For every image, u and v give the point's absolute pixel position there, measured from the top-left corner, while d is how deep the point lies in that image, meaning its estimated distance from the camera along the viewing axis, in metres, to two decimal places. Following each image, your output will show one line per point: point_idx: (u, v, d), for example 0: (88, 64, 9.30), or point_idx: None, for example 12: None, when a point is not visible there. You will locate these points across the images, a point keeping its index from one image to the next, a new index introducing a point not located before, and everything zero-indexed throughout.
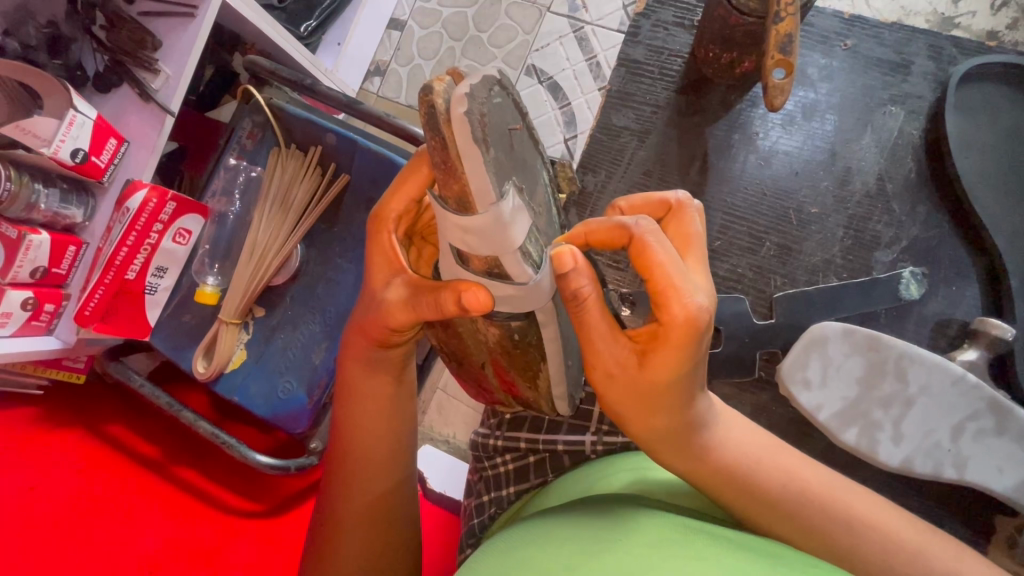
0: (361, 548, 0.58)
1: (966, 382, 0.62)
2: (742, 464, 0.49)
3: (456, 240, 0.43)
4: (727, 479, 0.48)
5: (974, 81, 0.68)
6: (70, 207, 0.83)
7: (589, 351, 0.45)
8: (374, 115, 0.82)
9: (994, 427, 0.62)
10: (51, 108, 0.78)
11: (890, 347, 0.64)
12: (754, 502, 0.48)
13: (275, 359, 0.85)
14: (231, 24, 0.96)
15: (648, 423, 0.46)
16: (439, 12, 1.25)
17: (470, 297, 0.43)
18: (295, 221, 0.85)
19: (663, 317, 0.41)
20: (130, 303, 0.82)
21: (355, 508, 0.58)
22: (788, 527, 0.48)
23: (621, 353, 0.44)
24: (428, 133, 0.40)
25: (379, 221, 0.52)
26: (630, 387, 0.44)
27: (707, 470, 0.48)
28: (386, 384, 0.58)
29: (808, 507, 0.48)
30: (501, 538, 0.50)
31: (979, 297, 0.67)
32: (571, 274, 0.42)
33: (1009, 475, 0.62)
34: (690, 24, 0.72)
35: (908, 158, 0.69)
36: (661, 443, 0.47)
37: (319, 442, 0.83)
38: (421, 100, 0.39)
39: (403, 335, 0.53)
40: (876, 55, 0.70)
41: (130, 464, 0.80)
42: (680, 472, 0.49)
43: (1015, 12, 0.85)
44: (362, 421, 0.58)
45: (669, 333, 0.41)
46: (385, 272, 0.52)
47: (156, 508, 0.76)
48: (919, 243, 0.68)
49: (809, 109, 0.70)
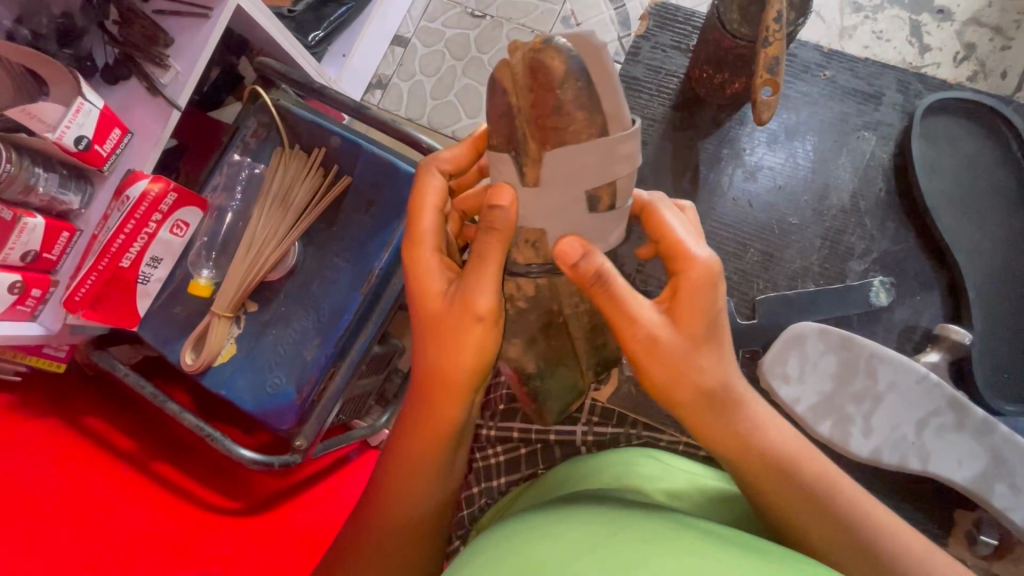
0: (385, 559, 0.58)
1: (929, 381, 0.66)
2: (785, 449, 0.50)
3: (582, 179, 0.46)
4: (772, 460, 0.49)
5: (937, 113, 0.74)
6: (68, 193, 0.83)
7: (625, 327, 0.46)
8: (379, 120, 0.85)
9: (954, 423, 0.66)
10: (57, 95, 0.79)
11: (862, 346, 0.68)
12: (791, 485, 0.49)
13: (264, 354, 0.86)
14: (242, 29, 0.99)
15: (690, 395, 0.47)
16: (442, 32, 1.30)
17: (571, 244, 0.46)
18: (293, 220, 0.86)
19: (679, 270, 0.47)
20: (122, 292, 0.82)
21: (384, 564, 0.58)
22: (817, 512, 0.49)
23: (650, 314, 0.46)
24: (560, 81, 0.44)
25: (414, 242, 0.53)
26: (663, 351, 0.46)
27: (749, 447, 0.49)
28: (452, 410, 0.53)
29: (824, 494, 0.49)
30: (497, 529, 0.51)
31: (942, 308, 0.71)
32: (583, 260, 0.45)
33: (967, 467, 0.65)
34: (686, 48, 0.77)
35: (879, 179, 0.74)
36: (704, 418, 0.48)
37: (302, 440, 0.82)
38: (558, 53, 0.43)
39: (497, 323, 0.49)
40: (851, 85, 0.76)
41: (107, 455, 0.78)
42: (721, 449, 0.49)
43: (974, 66, 1.04)
44: (408, 478, 0.56)
45: (687, 283, 0.46)
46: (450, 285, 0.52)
47: (130, 500, 0.74)
48: (888, 255, 0.73)
49: (791, 130, 0.76)
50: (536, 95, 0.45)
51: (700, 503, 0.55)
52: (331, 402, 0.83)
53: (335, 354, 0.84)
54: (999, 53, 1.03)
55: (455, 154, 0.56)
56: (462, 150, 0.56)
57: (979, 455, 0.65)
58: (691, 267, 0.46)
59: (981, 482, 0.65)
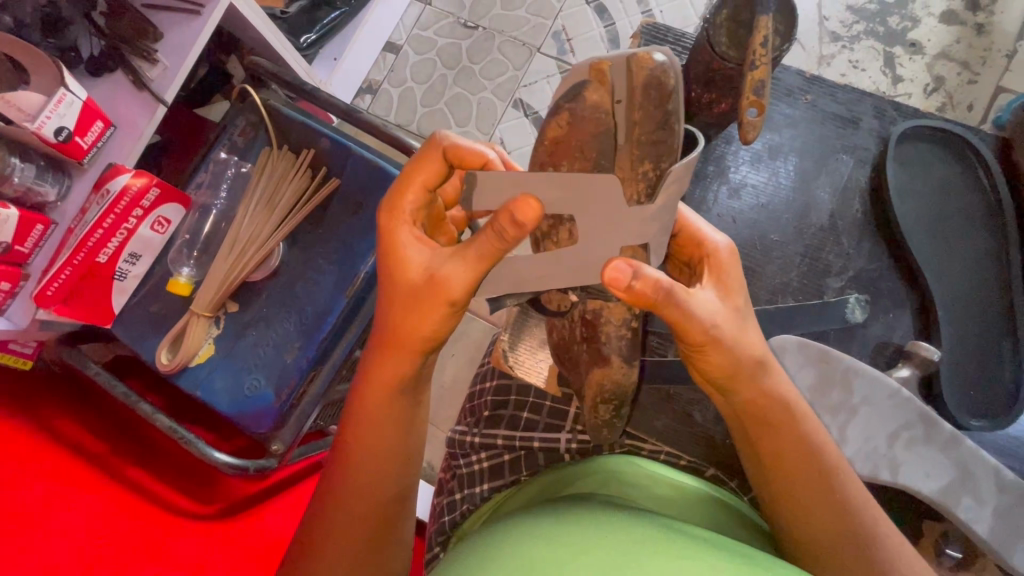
0: (343, 546, 0.54)
1: (901, 396, 0.69)
2: (812, 422, 0.54)
3: (680, 191, 0.49)
4: (800, 431, 0.53)
5: (909, 139, 0.78)
6: (44, 184, 0.80)
7: (688, 324, 0.48)
8: (370, 123, 0.85)
9: (924, 436, 0.68)
10: (38, 85, 0.76)
11: (838, 360, 0.70)
12: (818, 453, 0.53)
13: (243, 356, 0.84)
14: (234, 28, 0.99)
15: (742, 361, 0.51)
16: (434, 41, 1.32)
17: (614, 269, 0.44)
18: (279, 220, 0.85)
19: (708, 255, 0.54)
20: (96, 289, 0.80)
21: (342, 551, 0.54)
22: (831, 493, 0.52)
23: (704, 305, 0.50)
24: (651, 102, 0.49)
25: (391, 214, 0.54)
26: (721, 327, 0.50)
27: (785, 410, 0.53)
28: (406, 364, 0.54)
29: (840, 473, 0.53)
30: (486, 535, 0.51)
31: (913, 325, 0.74)
32: (632, 279, 0.44)
33: (935, 479, 0.67)
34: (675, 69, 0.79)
35: (856, 200, 0.77)
36: (748, 382, 0.52)
37: (281, 444, 0.80)
38: (663, 72, 0.48)
39: (460, 309, 0.52)
40: (831, 110, 0.79)
41: (71, 453, 0.74)
42: (755, 411, 0.53)
43: (942, 98, 1.10)
44: (362, 445, 0.55)
45: (717, 264, 0.53)
46: (420, 261, 0.52)
47: (96, 501, 0.70)
48: (863, 274, 0.75)
49: (774, 150, 0.79)
50: (640, 112, 0.49)
51: (685, 510, 0.57)
52: (310, 405, 0.82)
53: (316, 357, 0.83)
54: (966, 87, 1.09)
55: (472, 150, 0.53)
56: (480, 152, 0.54)
57: (946, 469, 0.67)
58: (719, 252, 0.54)
59: (948, 495, 0.67)
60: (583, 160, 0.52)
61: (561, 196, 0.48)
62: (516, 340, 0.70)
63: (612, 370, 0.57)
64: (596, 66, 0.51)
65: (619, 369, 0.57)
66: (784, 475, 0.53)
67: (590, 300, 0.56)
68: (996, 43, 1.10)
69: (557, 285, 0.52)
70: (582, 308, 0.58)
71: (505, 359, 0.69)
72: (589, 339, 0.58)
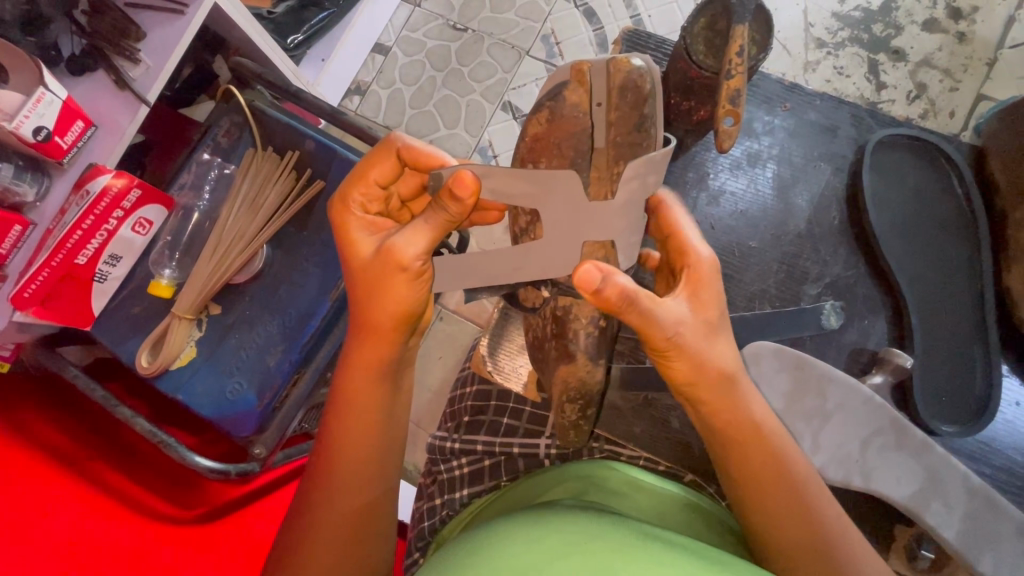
0: (326, 538, 0.53)
1: (874, 402, 0.70)
2: (780, 436, 0.55)
3: (647, 190, 0.49)
4: (766, 444, 0.53)
5: (886, 147, 0.79)
6: (22, 184, 0.78)
7: (658, 331, 0.49)
8: (354, 126, 0.85)
9: (895, 442, 0.69)
10: (16, 83, 0.75)
11: (813, 367, 0.71)
12: (784, 468, 0.53)
13: (225, 359, 0.83)
14: (218, 27, 0.98)
15: (710, 376, 0.52)
16: (423, 42, 1.31)
17: (585, 273, 0.44)
18: (263, 222, 0.84)
19: (689, 264, 0.53)
20: (76, 291, 0.78)
21: (319, 548, 0.53)
22: (797, 508, 0.52)
23: (676, 314, 0.50)
24: (626, 102, 0.51)
25: (342, 204, 0.55)
26: (689, 338, 0.50)
27: (751, 426, 0.54)
28: (385, 347, 0.53)
29: (807, 488, 0.53)
30: (458, 542, 0.51)
31: (888, 331, 0.75)
32: (603, 283, 0.44)
33: (906, 484, 0.68)
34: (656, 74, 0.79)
35: (833, 207, 0.78)
36: (717, 397, 0.53)
37: (263, 448, 0.78)
38: (642, 76, 0.51)
39: (422, 276, 0.51)
40: (811, 117, 0.80)
41: (45, 457, 0.72)
42: (724, 425, 0.54)
43: (924, 104, 1.11)
44: (338, 440, 0.55)
45: (697, 274, 0.53)
46: (371, 241, 0.54)
47: (67, 506, 0.69)
48: (840, 280, 0.76)
49: (753, 157, 0.79)
50: (619, 112, 0.51)
51: (659, 515, 0.57)
52: (293, 408, 0.81)
53: (300, 360, 0.83)
54: (947, 94, 1.11)
55: (428, 148, 0.54)
56: (436, 154, 0.54)
57: (919, 474, 0.68)
58: (697, 264, 0.53)
59: (919, 500, 0.67)
60: (560, 158, 0.52)
61: (525, 190, 0.49)
62: (497, 346, 0.73)
63: (577, 367, 0.57)
64: (576, 66, 0.52)
65: (584, 367, 0.57)
66: (750, 488, 0.53)
67: (561, 296, 0.56)
68: (977, 51, 1.12)
69: (530, 276, 0.51)
70: (554, 304, 0.58)
71: (485, 365, 0.72)
72: (558, 335, 0.57)
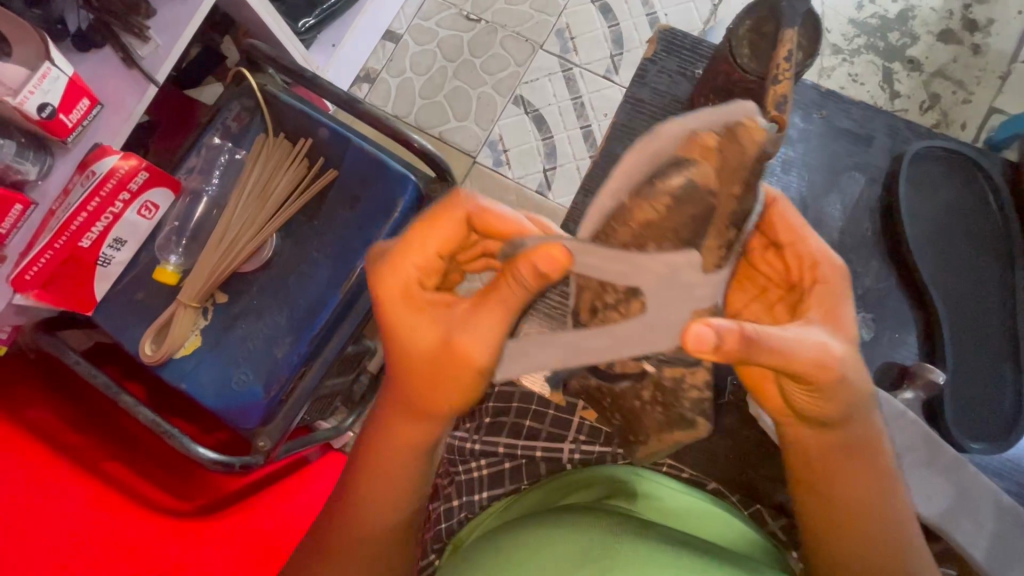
0: (367, 538, 0.53)
1: (908, 420, 0.68)
2: (888, 460, 0.52)
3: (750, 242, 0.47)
4: (876, 468, 0.51)
5: (923, 159, 0.78)
6: (24, 163, 0.75)
7: (805, 364, 0.44)
8: (372, 115, 0.82)
9: (925, 458, 0.68)
10: (20, 57, 0.72)
11: None
12: (889, 493, 0.51)
13: (232, 349, 0.82)
14: (227, 6, 0.95)
15: (846, 407, 0.48)
16: (435, 32, 1.29)
17: (695, 337, 0.38)
18: (272, 211, 0.82)
19: (824, 278, 0.50)
20: (78, 274, 0.76)
21: (358, 547, 0.53)
22: (895, 529, 0.51)
23: (825, 346, 0.45)
24: (751, 168, 0.42)
25: (394, 274, 0.49)
26: (841, 370, 0.45)
27: (868, 451, 0.51)
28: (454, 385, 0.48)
29: (903, 510, 0.52)
30: (493, 537, 0.52)
31: (917, 345, 0.75)
32: (720, 340, 0.39)
33: (935, 502, 0.67)
34: (692, 75, 0.75)
35: (866, 219, 0.78)
36: (846, 425, 0.49)
37: (267, 441, 0.77)
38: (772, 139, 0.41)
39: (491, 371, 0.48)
40: (844, 126, 0.79)
41: (46, 447, 0.69)
42: (845, 452, 0.50)
43: (938, 115, 1.11)
44: (388, 446, 0.52)
45: (832, 289, 0.49)
46: (431, 315, 0.49)
47: (64, 499, 0.66)
48: (871, 293, 0.76)
49: (788, 164, 0.79)
50: (742, 181, 0.42)
51: (689, 521, 0.58)
52: (300, 401, 0.80)
53: (308, 353, 0.81)
54: (960, 106, 1.11)
55: (501, 215, 0.48)
56: (511, 219, 0.48)
57: (942, 490, 0.68)
58: (830, 281, 0.50)
59: (947, 519, 0.66)
60: (675, 240, 0.44)
61: (622, 269, 0.45)
62: None
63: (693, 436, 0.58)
64: (685, 142, 0.43)
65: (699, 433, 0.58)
66: (851, 512, 0.51)
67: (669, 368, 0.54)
68: (991, 63, 1.12)
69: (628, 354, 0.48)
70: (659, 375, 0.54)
71: None
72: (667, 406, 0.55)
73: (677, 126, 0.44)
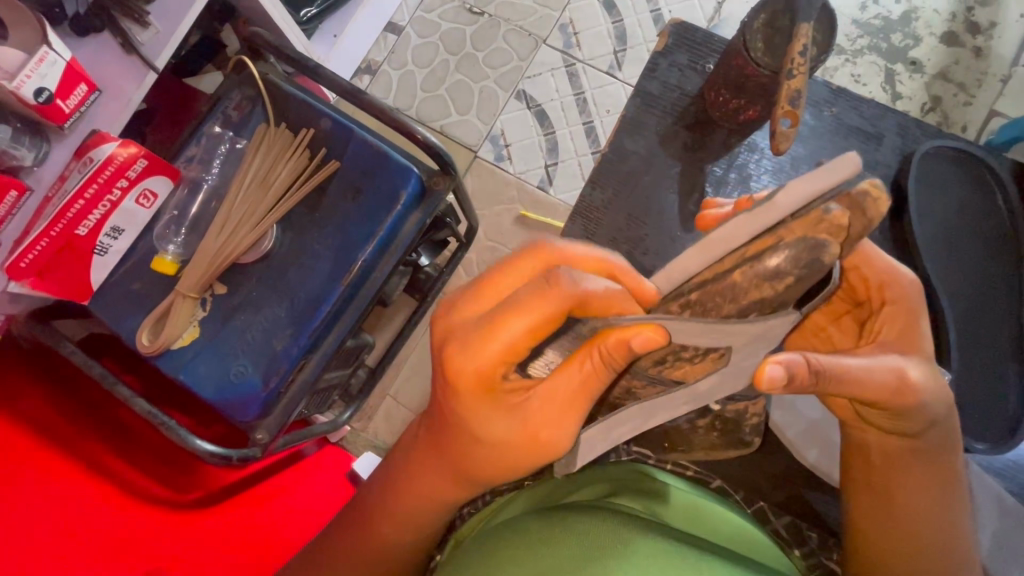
0: (407, 513, 0.57)
1: None
2: (953, 473, 0.54)
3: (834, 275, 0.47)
4: (937, 481, 0.54)
5: (931, 158, 0.77)
6: (20, 148, 0.74)
7: (879, 387, 0.48)
8: (376, 106, 0.81)
9: None
10: (17, 40, 0.70)
11: None
12: (950, 502, 0.54)
13: (230, 340, 0.81)
14: None
15: (917, 422, 0.51)
16: (438, 24, 1.28)
17: (769, 376, 0.40)
18: (273, 202, 0.81)
19: (893, 298, 0.54)
20: (75, 262, 0.75)
21: (399, 518, 0.57)
22: (953, 537, 0.53)
23: (898, 367, 0.49)
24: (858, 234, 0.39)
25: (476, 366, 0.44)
26: (918, 391, 0.49)
27: (936, 463, 0.54)
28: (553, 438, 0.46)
29: (962, 519, 0.54)
30: (494, 537, 0.51)
31: None
32: (789, 371, 0.41)
33: None
34: (703, 70, 0.75)
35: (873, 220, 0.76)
36: (923, 437, 0.53)
37: (265, 434, 0.77)
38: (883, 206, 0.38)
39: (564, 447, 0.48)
40: (854, 124, 0.77)
41: (38, 437, 0.68)
42: (913, 463, 0.54)
43: (938, 117, 1.11)
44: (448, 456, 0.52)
45: (903, 308, 0.54)
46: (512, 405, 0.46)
47: (57, 489, 0.65)
48: None
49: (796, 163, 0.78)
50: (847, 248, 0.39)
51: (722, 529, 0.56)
52: (299, 393, 0.79)
53: (308, 346, 0.80)
54: (960, 108, 1.11)
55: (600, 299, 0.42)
56: (609, 300, 0.42)
57: None
58: (901, 303, 0.54)
59: None
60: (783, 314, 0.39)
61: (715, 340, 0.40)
62: None
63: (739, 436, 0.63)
64: (808, 215, 0.37)
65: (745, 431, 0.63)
66: (909, 520, 0.54)
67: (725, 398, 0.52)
68: (992, 66, 1.12)
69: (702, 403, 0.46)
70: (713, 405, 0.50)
71: None
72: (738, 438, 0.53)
73: (797, 194, 0.38)
